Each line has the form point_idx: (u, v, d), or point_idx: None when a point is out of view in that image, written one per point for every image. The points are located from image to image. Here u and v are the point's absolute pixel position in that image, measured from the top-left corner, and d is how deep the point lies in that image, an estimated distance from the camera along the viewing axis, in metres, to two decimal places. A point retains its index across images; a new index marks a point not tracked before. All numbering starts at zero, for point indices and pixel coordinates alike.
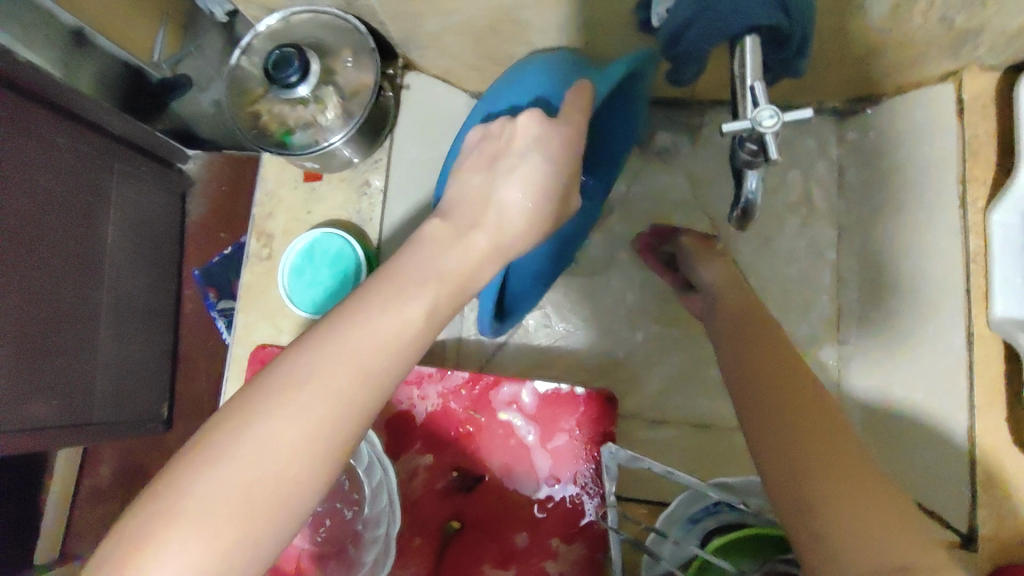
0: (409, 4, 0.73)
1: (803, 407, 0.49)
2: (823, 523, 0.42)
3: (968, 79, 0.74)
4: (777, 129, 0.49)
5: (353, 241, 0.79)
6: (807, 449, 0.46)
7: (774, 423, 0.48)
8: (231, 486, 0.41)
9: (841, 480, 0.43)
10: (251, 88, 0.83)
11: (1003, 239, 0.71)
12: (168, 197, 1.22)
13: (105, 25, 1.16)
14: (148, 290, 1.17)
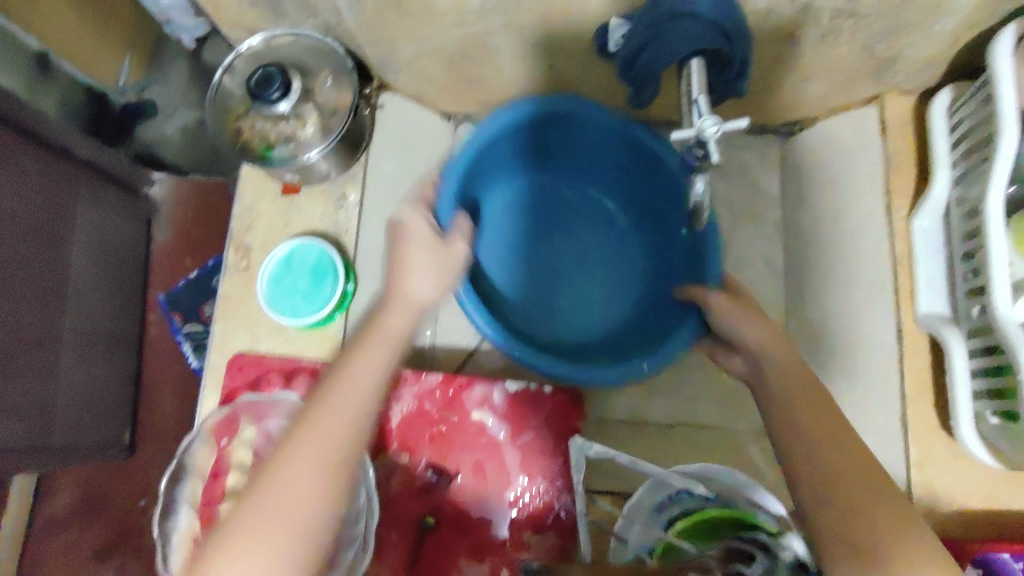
0: (388, 28, 0.79)
1: (834, 465, 0.56)
2: (882, 555, 0.50)
3: (888, 103, 0.84)
4: (719, 137, 0.55)
5: (330, 248, 0.83)
6: (857, 486, 0.55)
7: (827, 462, 0.57)
8: (260, 543, 0.52)
9: (893, 515, 0.52)
10: (233, 106, 0.87)
11: (924, 241, 0.80)
12: (135, 221, 1.23)
13: (68, 49, 1.18)
14: (115, 315, 1.16)
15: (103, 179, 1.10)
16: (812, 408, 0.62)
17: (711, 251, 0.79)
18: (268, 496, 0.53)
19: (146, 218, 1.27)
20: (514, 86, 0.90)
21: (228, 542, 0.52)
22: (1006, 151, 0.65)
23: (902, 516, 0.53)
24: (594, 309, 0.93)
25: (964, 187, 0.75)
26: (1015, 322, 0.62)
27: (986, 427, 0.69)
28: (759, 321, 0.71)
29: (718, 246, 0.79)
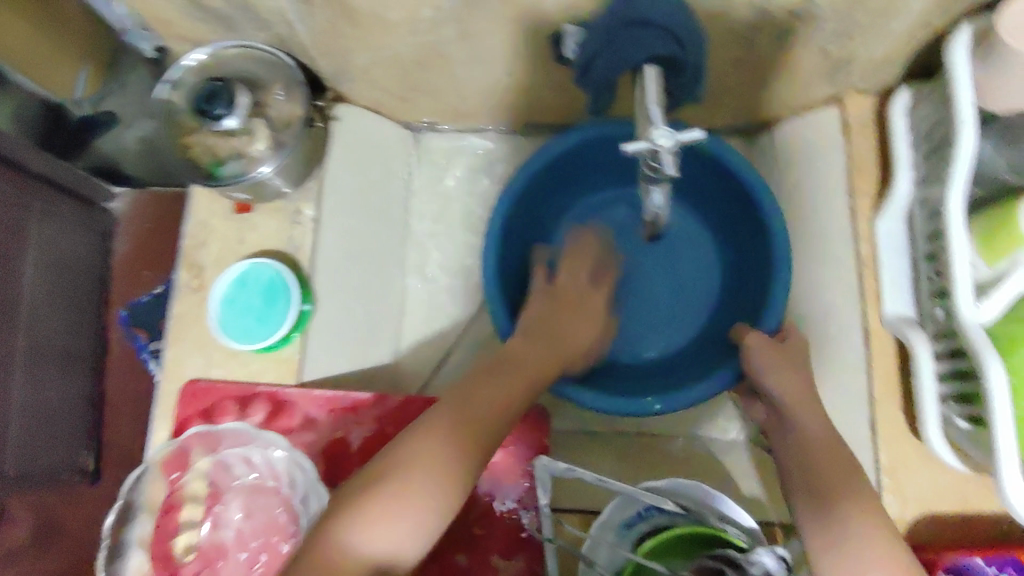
0: (339, 38, 0.76)
1: (814, 456, 0.61)
2: (852, 535, 0.55)
3: (850, 103, 0.83)
4: (671, 148, 0.53)
5: (281, 268, 0.79)
6: (833, 473, 0.59)
7: (810, 453, 0.61)
8: (413, 492, 0.58)
9: (856, 490, 0.58)
10: (181, 121, 0.80)
11: (887, 242, 0.78)
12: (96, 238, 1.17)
13: (20, 60, 1.01)
14: (67, 333, 1.10)
15: (60, 192, 1.06)
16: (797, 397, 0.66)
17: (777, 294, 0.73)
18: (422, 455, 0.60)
19: (105, 232, 1.20)
20: (471, 92, 0.87)
21: (371, 495, 0.58)
22: (966, 152, 0.62)
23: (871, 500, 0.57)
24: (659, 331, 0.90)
25: (925, 189, 0.74)
26: (979, 325, 0.61)
27: (953, 430, 0.68)
28: (796, 372, 0.67)
29: (785, 297, 0.73)
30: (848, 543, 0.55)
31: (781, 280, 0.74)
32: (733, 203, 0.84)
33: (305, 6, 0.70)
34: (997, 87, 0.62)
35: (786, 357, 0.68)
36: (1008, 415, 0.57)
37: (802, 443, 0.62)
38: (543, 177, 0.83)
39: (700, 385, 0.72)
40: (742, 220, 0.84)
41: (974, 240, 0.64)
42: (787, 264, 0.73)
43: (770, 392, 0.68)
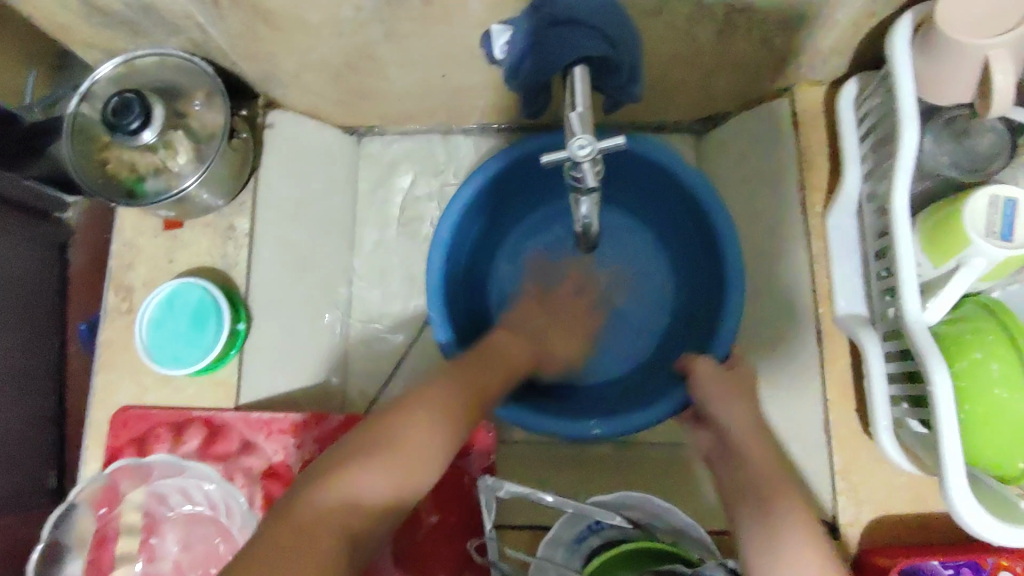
0: (259, 42, 0.72)
1: (754, 462, 0.61)
2: (774, 538, 0.56)
3: (799, 95, 0.80)
4: (590, 158, 0.55)
5: (210, 287, 0.77)
6: (763, 475, 0.60)
7: (747, 453, 0.62)
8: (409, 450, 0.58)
9: (787, 497, 0.58)
10: (95, 133, 0.78)
11: (839, 239, 0.75)
12: (35, 246, 0.91)
13: None
14: (15, 348, 0.86)
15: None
16: (743, 398, 0.67)
17: (727, 321, 0.71)
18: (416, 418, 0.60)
19: (62, 242, 0.96)
20: (410, 95, 0.83)
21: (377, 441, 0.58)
22: (909, 149, 0.60)
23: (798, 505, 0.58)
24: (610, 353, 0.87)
25: (874, 183, 0.71)
26: (924, 326, 0.59)
27: (905, 432, 0.66)
28: (743, 404, 0.66)
29: (732, 333, 0.71)
30: (778, 550, 0.55)
31: (731, 309, 0.71)
32: (686, 213, 0.81)
33: (217, 10, 0.67)
34: (938, 78, 0.59)
35: (735, 388, 0.67)
36: (954, 421, 0.55)
37: (748, 471, 0.61)
38: (493, 189, 0.80)
39: (654, 404, 0.70)
40: (698, 235, 0.81)
41: (921, 239, 0.62)
42: (738, 305, 0.71)
43: (716, 415, 0.66)
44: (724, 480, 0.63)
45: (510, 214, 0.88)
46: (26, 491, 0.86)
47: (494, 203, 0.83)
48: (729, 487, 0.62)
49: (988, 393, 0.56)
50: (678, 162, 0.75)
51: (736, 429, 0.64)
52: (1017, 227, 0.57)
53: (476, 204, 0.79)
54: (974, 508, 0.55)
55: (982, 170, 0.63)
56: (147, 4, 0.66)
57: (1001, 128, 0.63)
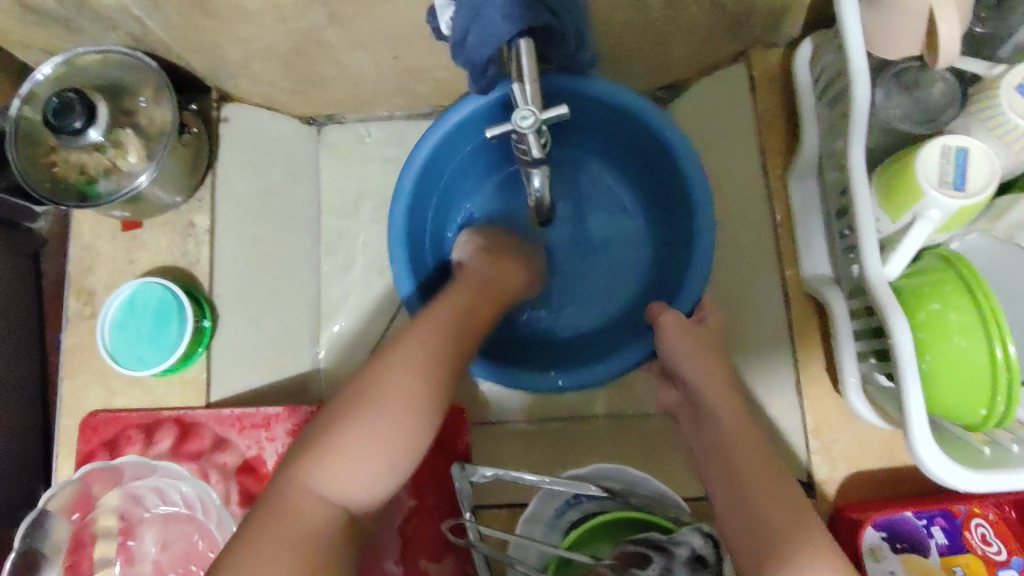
0: (200, 31, 0.70)
1: (733, 437, 0.59)
2: (785, 544, 0.51)
3: (756, 58, 0.79)
4: (533, 128, 0.57)
5: (170, 285, 0.76)
6: (753, 466, 0.56)
7: (748, 448, 0.58)
8: (378, 399, 0.53)
9: (787, 494, 0.54)
10: (40, 138, 0.77)
11: (801, 203, 0.74)
12: (4, 255, 0.88)
13: None
14: None
15: None
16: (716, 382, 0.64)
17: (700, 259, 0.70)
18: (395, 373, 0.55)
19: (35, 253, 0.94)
20: (362, 80, 0.82)
21: (396, 388, 0.54)
22: (862, 104, 0.59)
23: (799, 500, 0.54)
24: (581, 303, 0.86)
25: (830, 141, 0.70)
26: (884, 280, 0.59)
27: (873, 388, 0.65)
28: (712, 357, 0.66)
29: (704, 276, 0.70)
30: (794, 549, 0.51)
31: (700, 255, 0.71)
32: (657, 165, 0.78)
33: (152, 2, 0.66)
34: (882, 31, 0.59)
35: (697, 341, 0.67)
36: (916, 372, 0.55)
37: (715, 448, 0.60)
38: (462, 139, 0.77)
39: (610, 360, 0.71)
40: (666, 183, 0.78)
41: (878, 194, 0.62)
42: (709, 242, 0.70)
43: (687, 381, 0.66)
44: (696, 444, 0.62)
45: (486, 163, 0.85)
46: (14, 505, 0.84)
47: (472, 148, 0.80)
48: (702, 453, 0.61)
49: (948, 343, 0.56)
50: (640, 100, 0.72)
51: (705, 385, 0.64)
52: (970, 174, 0.57)
53: (443, 150, 0.76)
54: (941, 459, 0.56)
55: (935, 121, 0.63)
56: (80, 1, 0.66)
57: (952, 78, 0.62)
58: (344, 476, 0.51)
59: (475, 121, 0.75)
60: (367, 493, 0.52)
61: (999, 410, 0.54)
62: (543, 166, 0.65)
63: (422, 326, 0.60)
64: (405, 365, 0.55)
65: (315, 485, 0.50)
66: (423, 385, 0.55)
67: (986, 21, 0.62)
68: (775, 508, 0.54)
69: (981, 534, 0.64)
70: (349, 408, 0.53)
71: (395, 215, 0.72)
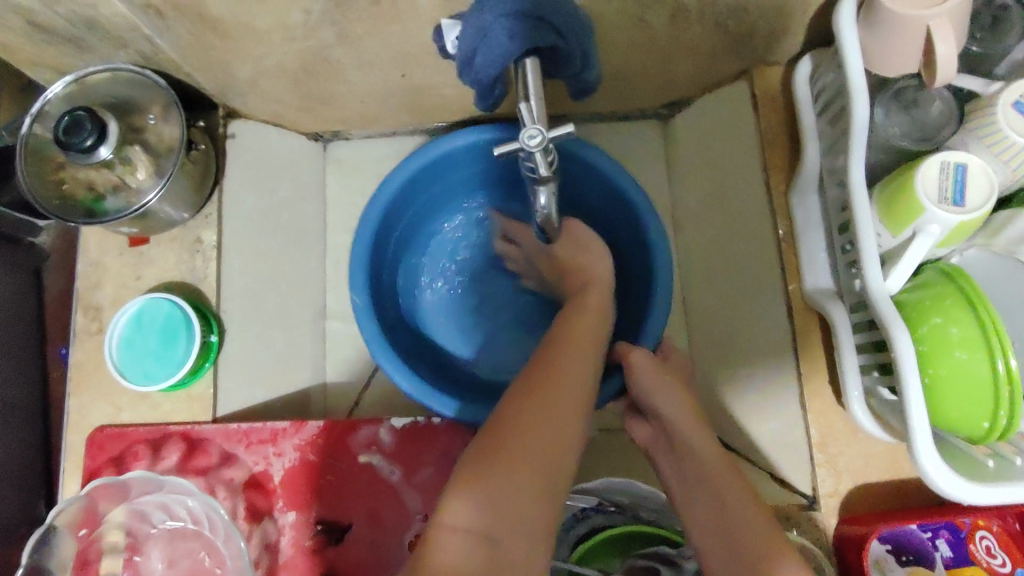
0: (210, 50, 0.71)
1: (708, 470, 0.61)
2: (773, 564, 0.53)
3: (758, 75, 0.80)
4: (541, 147, 0.58)
5: (178, 301, 0.76)
6: (729, 497, 0.58)
7: (720, 478, 0.60)
8: (515, 428, 0.54)
9: (764, 523, 0.56)
10: (49, 155, 0.77)
11: (803, 218, 0.75)
12: (9, 270, 0.88)
13: None
14: None
15: None
16: None
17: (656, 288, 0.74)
18: (533, 406, 0.56)
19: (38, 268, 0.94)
20: (369, 98, 0.83)
21: (529, 417, 0.55)
22: (862, 122, 0.61)
23: (772, 527, 0.56)
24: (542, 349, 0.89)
25: (832, 158, 0.71)
26: (886, 295, 0.60)
27: (876, 402, 0.66)
28: None
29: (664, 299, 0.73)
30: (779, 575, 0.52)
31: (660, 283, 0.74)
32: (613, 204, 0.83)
33: (163, 22, 0.67)
34: (881, 50, 0.60)
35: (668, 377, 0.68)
36: (920, 385, 0.56)
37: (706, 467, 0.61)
38: (418, 187, 0.83)
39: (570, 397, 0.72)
40: (622, 218, 0.82)
41: (879, 210, 0.63)
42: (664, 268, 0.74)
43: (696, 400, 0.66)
44: (676, 479, 0.63)
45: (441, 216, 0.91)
46: (17, 522, 0.83)
47: (426, 197, 0.86)
48: (681, 484, 0.62)
49: (950, 357, 0.56)
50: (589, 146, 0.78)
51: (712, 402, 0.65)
52: (969, 192, 0.58)
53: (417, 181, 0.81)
54: (945, 473, 0.56)
55: (934, 138, 0.64)
56: (92, 20, 0.67)
57: (950, 97, 0.64)
58: (465, 517, 0.49)
59: (427, 170, 0.81)
60: (510, 533, 0.50)
61: (1002, 422, 0.55)
62: (551, 184, 0.65)
63: (554, 359, 0.61)
64: (534, 400, 0.56)
65: (456, 525, 0.49)
66: (552, 416, 0.55)
67: (984, 40, 0.63)
68: (752, 520, 0.56)
69: (985, 546, 0.64)
70: (488, 442, 0.53)
71: (358, 253, 0.76)
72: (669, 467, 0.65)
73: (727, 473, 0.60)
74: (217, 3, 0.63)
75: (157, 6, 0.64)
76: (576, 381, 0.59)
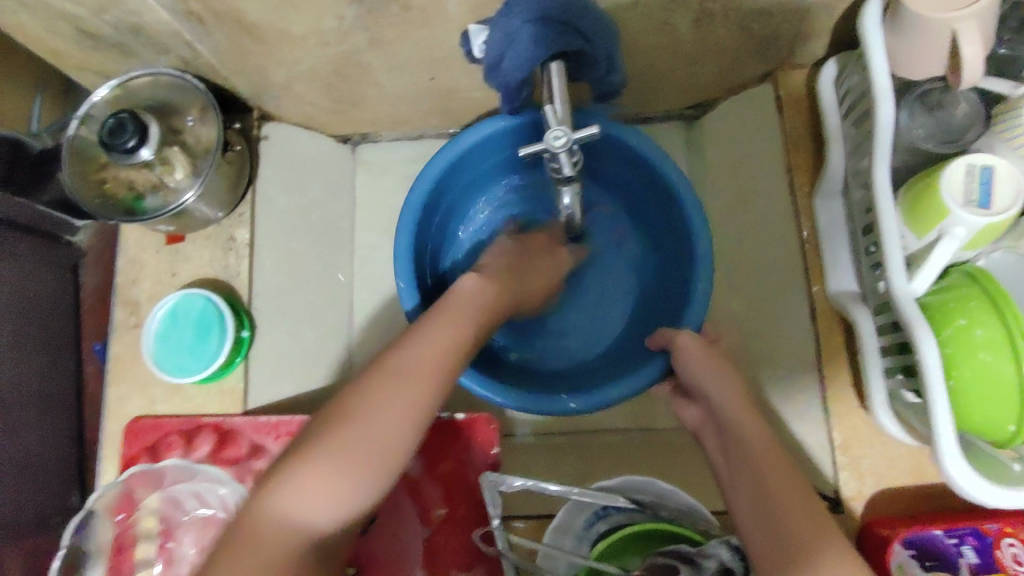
0: (246, 54, 0.74)
1: (758, 461, 0.58)
2: (817, 554, 0.51)
3: (781, 79, 0.80)
4: (565, 148, 0.59)
5: (213, 297, 0.79)
6: (775, 481, 0.57)
7: (768, 468, 0.58)
8: (378, 384, 0.50)
9: (817, 518, 0.54)
10: (93, 155, 0.81)
11: (828, 221, 0.75)
12: (54, 269, 0.92)
13: None
14: (37, 372, 0.87)
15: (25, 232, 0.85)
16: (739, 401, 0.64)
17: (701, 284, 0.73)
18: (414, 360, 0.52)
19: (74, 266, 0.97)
20: (398, 101, 0.85)
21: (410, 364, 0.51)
22: (887, 126, 0.61)
23: (823, 518, 0.54)
24: (577, 334, 0.88)
25: (856, 160, 0.71)
26: (910, 296, 0.60)
27: (899, 404, 0.66)
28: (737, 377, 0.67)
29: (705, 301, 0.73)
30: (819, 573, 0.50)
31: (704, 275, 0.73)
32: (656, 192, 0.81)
33: (203, 28, 0.70)
34: (904, 54, 0.61)
35: (719, 362, 0.68)
36: (943, 386, 0.56)
37: (748, 453, 0.59)
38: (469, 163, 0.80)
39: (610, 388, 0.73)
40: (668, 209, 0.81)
41: (903, 214, 0.63)
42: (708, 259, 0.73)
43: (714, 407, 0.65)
44: (722, 459, 0.62)
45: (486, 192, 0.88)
46: (49, 512, 0.86)
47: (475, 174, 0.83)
48: (726, 469, 0.61)
49: (975, 358, 0.56)
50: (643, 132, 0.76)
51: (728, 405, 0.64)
52: (996, 195, 0.58)
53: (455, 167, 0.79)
54: (968, 475, 0.56)
55: (958, 141, 0.64)
56: (137, 27, 0.70)
57: (975, 99, 0.64)
58: (299, 513, 0.45)
59: (482, 145, 0.78)
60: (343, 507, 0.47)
61: None
62: (574, 184, 0.67)
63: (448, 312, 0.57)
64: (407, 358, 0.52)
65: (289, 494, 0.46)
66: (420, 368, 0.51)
67: (1011, 42, 0.63)
68: (797, 508, 0.55)
69: (1014, 554, 0.62)
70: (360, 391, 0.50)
71: (403, 229, 0.74)
72: (714, 453, 0.64)
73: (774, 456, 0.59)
74: (254, 10, 0.65)
75: (199, 13, 0.67)
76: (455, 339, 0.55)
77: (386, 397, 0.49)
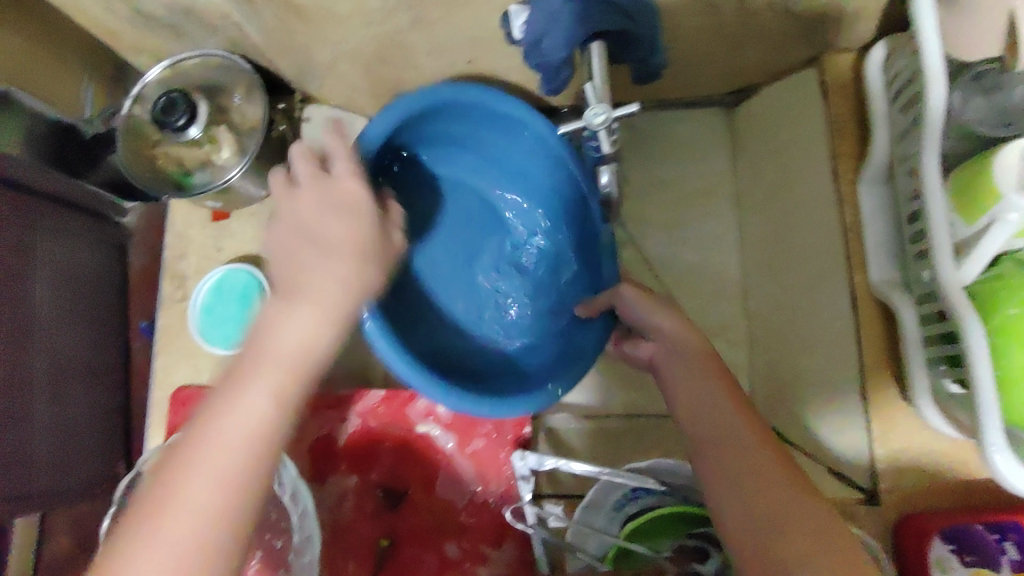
0: (292, 34, 0.75)
1: (745, 455, 0.54)
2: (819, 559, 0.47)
3: (828, 62, 0.78)
4: (604, 125, 0.59)
5: (257, 272, 0.83)
6: (771, 485, 0.51)
7: (762, 470, 0.52)
8: (180, 477, 0.45)
9: (823, 523, 0.49)
10: (144, 130, 0.83)
11: (873, 206, 0.73)
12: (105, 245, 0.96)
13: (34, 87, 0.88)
14: (89, 343, 0.91)
15: (71, 210, 0.88)
16: None
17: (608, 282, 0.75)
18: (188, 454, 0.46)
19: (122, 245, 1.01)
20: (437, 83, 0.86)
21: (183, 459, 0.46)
22: (938, 109, 0.59)
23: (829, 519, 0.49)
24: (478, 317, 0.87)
25: (904, 145, 0.69)
26: (958, 284, 0.58)
27: (943, 398, 0.64)
28: None
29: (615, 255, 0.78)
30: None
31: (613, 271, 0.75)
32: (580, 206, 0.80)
33: (252, 8, 0.71)
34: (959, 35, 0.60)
35: None
36: (990, 375, 0.54)
37: (738, 443, 0.55)
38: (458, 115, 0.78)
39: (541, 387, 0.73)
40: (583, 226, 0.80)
41: (952, 200, 0.61)
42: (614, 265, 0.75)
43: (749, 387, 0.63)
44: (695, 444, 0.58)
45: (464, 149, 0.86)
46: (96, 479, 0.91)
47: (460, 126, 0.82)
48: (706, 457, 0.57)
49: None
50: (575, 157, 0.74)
51: None
52: None
53: (440, 110, 0.77)
54: (1013, 467, 0.54)
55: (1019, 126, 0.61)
56: (189, 8, 0.72)
57: None
58: None
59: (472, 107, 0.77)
60: None
61: None
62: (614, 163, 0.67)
63: (260, 347, 0.50)
64: (215, 440, 0.46)
65: None
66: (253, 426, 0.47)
67: None
68: (799, 513, 0.49)
69: None
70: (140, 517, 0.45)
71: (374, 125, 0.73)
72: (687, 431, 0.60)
73: (762, 457, 0.53)
74: None
75: None
76: (286, 376, 0.48)
77: (189, 486, 0.45)
